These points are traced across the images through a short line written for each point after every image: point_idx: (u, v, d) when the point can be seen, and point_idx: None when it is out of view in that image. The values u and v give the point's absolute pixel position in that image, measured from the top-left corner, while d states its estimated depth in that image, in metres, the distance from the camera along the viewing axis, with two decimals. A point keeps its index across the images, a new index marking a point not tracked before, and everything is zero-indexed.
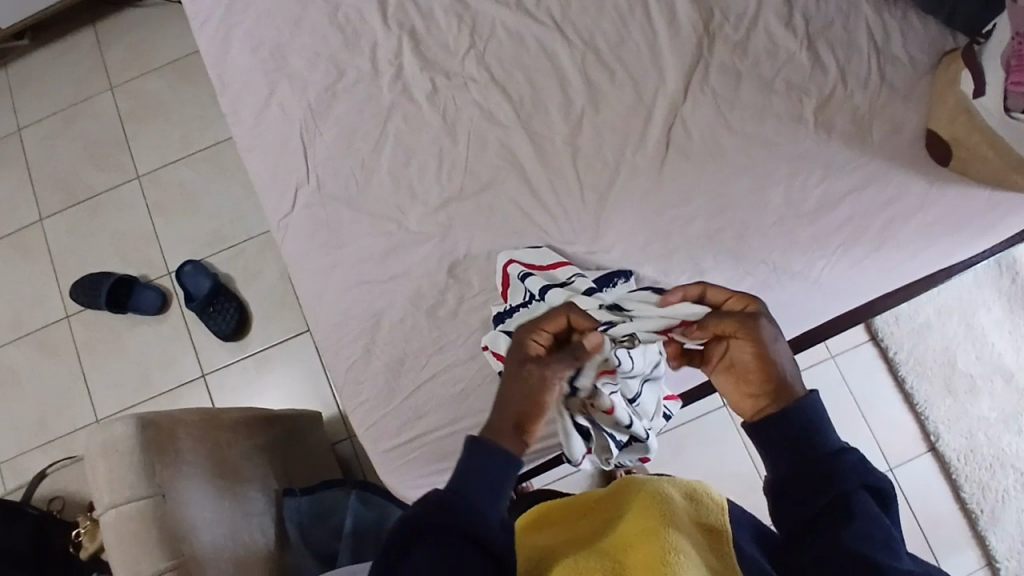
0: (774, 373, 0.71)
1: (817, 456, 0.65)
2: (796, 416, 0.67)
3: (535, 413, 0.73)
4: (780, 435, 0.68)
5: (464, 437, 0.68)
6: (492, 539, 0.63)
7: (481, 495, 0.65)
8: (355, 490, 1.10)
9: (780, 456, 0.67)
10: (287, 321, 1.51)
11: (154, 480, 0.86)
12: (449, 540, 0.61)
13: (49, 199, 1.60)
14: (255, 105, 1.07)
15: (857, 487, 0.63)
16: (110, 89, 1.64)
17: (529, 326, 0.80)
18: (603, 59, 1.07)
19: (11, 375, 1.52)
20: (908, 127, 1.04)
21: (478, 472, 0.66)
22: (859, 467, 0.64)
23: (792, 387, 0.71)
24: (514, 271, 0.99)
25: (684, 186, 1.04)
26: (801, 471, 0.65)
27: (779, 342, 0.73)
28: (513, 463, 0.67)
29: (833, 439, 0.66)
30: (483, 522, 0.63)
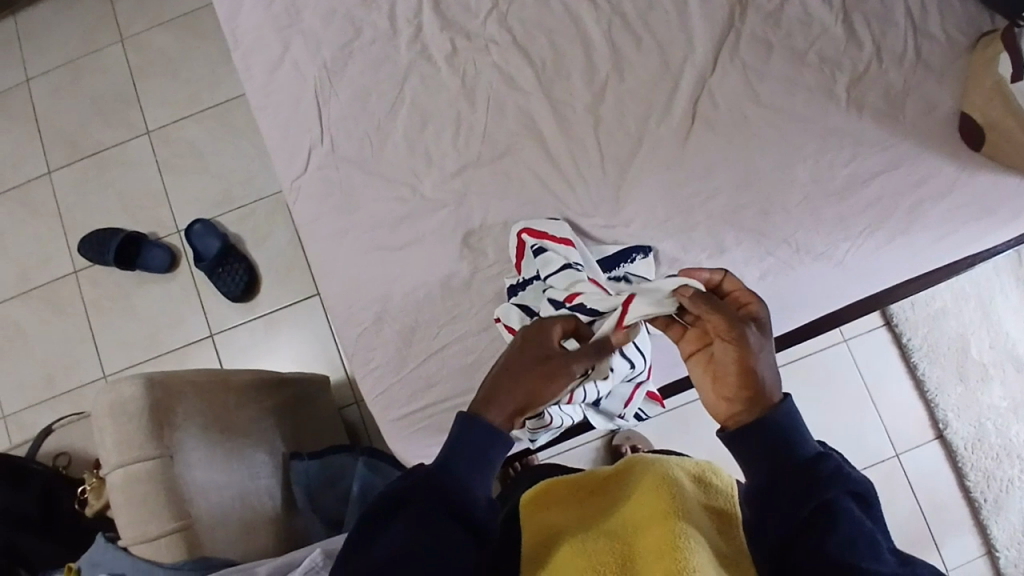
0: (757, 378, 0.66)
1: (794, 463, 0.63)
2: (772, 423, 0.64)
3: (536, 401, 0.71)
4: (755, 444, 0.64)
5: (459, 411, 0.68)
6: (475, 511, 0.65)
7: (468, 470, 0.66)
8: (363, 456, 1.09)
9: (756, 466, 0.64)
10: (297, 284, 1.49)
11: (162, 441, 0.86)
12: (432, 514, 0.63)
13: (57, 153, 1.58)
14: (269, 61, 1.04)
15: (840, 493, 0.61)
16: (119, 41, 1.60)
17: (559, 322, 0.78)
18: (629, 25, 1.03)
19: (18, 328, 1.52)
20: (940, 108, 1.01)
21: (467, 449, 0.66)
22: (837, 473, 0.62)
23: (770, 397, 0.67)
24: (529, 245, 0.97)
25: (707, 161, 1.01)
26: (779, 481, 0.63)
27: (765, 352, 0.68)
28: (501, 441, 0.68)
29: (810, 444, 0.64)
30: (468, 497, 0.65)
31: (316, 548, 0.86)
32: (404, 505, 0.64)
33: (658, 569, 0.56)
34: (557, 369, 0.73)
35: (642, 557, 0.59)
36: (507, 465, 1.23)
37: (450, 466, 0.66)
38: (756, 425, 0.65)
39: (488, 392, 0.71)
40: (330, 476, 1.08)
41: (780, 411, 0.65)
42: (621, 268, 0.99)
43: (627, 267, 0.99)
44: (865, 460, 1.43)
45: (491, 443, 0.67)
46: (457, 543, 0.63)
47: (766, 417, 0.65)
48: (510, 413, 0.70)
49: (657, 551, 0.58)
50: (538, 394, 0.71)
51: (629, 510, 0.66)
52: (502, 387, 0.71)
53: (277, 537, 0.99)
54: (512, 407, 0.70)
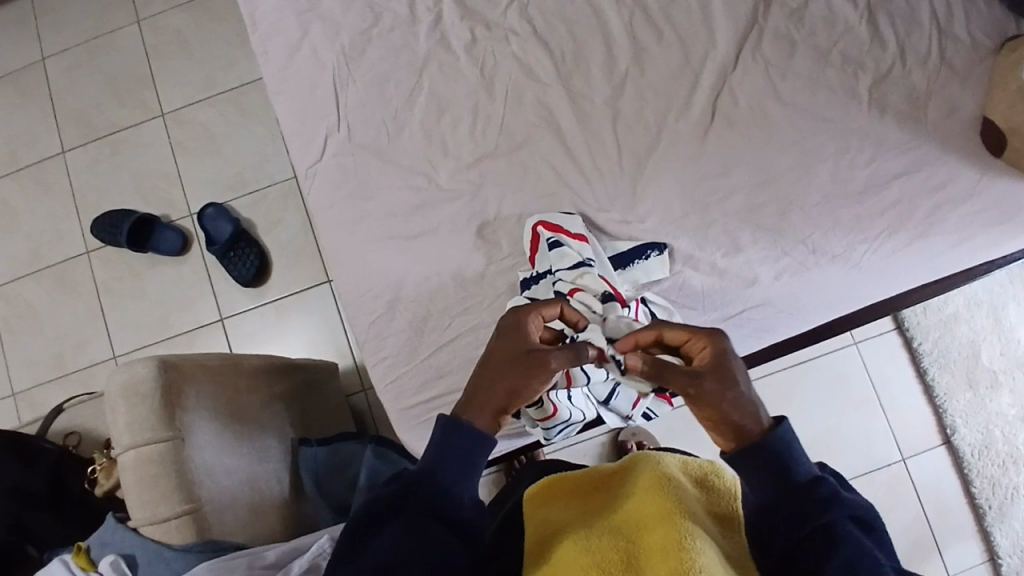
0: (732, 421, 0.63)
1: (792, 488, 0.62)
2: (771, 449, 0.62)
3: (517, 399, 0.68)
4: (754, 471, 0.63)
5: (439, 413, 0.66)
6: (462, 515, 0.65)
7: (454, 475, 0.65)
8: (371, 444, 1.10)
9: (757, 490, 0.63)
10: (307, 270, 1.49)
11: (174, 423, 0.86)
12: (417, 521, 0.63)
13: (72, 132, 1.58)
14: (287, 45, 1.03)
15: (838, 516, 0.61)
16: (135, 22, 1.60)
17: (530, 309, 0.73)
18: (651, 19, 1.02)
19: (29, 306, 1.52)
20: (963, 111, 1.00)
21: (452, 455, 0.65)
22: (835, 498, 0.62)
23: (757, 428, 0.63)
24: (544, 236, 0.97)
25: (725, 159, 1.00)
26: (778, 506, 0.63)
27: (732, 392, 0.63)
28: (486, 442, 0.66)
29: (807, 467, 0.63)
30: (452, 501, 0.64)
31: (324, 533, 0.86)
32: (390, 511, 0.64)
33: (664, 566, 0.55)
34: (534, 362, 0.67)
35: (646, 558, 0.58)
36: (512, 457, 1.22)
37: (435, 472, 0.65)
38: (756, 454, 0.62)
39: (467, 395, 0.68)
40: (337, 464, 1.08)
41: (775, 440, 0.62)
42: (632, 266, 0.99)
43: (639, 265, 0.98)
44: (872, 464, 1.43)
45: (475, 449, 0.66)
46: (444, 549, 0.63)
47: (761, 447, 0.62)
48: (492, 414, 0.67)
49: (662, 553, 0.57)
50: (516, 392, 0.67)
51: (635, 505, 0.66)
52: (479, 390, 0.68)
53: (283, 523, 1.00)
54: (491, 409, 0.67)
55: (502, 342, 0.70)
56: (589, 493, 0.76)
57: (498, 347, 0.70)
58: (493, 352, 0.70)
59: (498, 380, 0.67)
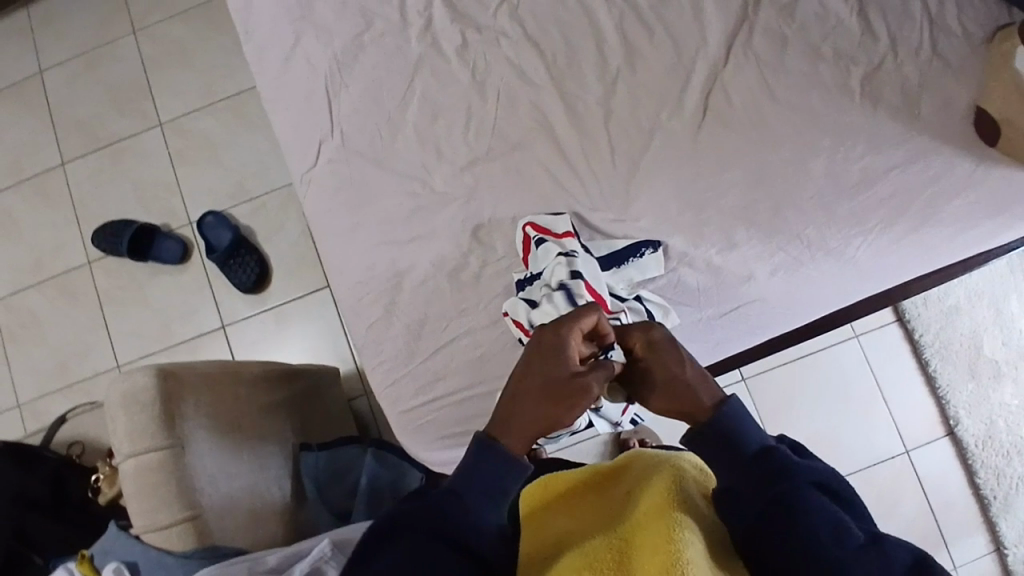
0: (678, 411, 0.68)
1: (744, 460, 0.63)
2: (719, 425, 0.64)
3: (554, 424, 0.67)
4: (707, 448, 0.65)
5: (473, 431, 0.66)
6: (480, 542, 0.62)
7: (477, 498, 0.63)
8: (371, 448, 1.13)
9: (716, 469, 0.64)
10: (307, 276, 1.50)
11: (174, 431, 0.87)
12: (431, 535, 0.61)
13: (71, 144, 1.59)
14: (281, 53, 1.04)
15: (796, 482, 0.60)
16: (133, 33, 1.61)
17: (573, 327, 0.70)
18: (642, 18, 1.03)
19: (32, 317, 1.54)
20: (957, 102, 1.00)
21: (478, 477, 0.64)
22: (789, 463, 0.62)
23: (700, 412, 0.66)
24: (533, 236, 0.98)
25: (719, 156, 1.01)
26: (735, 481, 0.63)
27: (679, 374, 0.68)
28: (521, 472, 0.65)
29: (756, 436, 0.64)
30: (473, 525, 0.62)
31: (324, 538, 0.87)
32: (407, 523, 0.62)
33: (652, 561, 0.55)
34: (576, 389, 0.66)
35: (636, 553, 0.58)
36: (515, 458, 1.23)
37: (458, 490, 0.64)
38: (707, 431, 0.65)
39: (501, 417, 0.67)
40: (338, 469, 1.12)
41: (719, 415, 0.65)
42: (628, 264, 0.99)
43: (633, 262, 0.99)
44: (875, 458, 1.43)
45: (502, 477, 0.64)
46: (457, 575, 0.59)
47: (705, 424, 0.65)
48: (527, 441, 0.67)
49: (649, 549, 0.57)
50: (556, 420, 0.66)
51: (631, 504, 0.66)
52: (515, 413, 0.67)
53: (286, 529, 1.00)
54: (526, 434, 0.66)
55: (542, 365, 0.68)
56: (586, 492, 0.76)
57: (534, 369, 0.68)
58: (531, 374, 0.68)
59: (535, 405, 0.66)
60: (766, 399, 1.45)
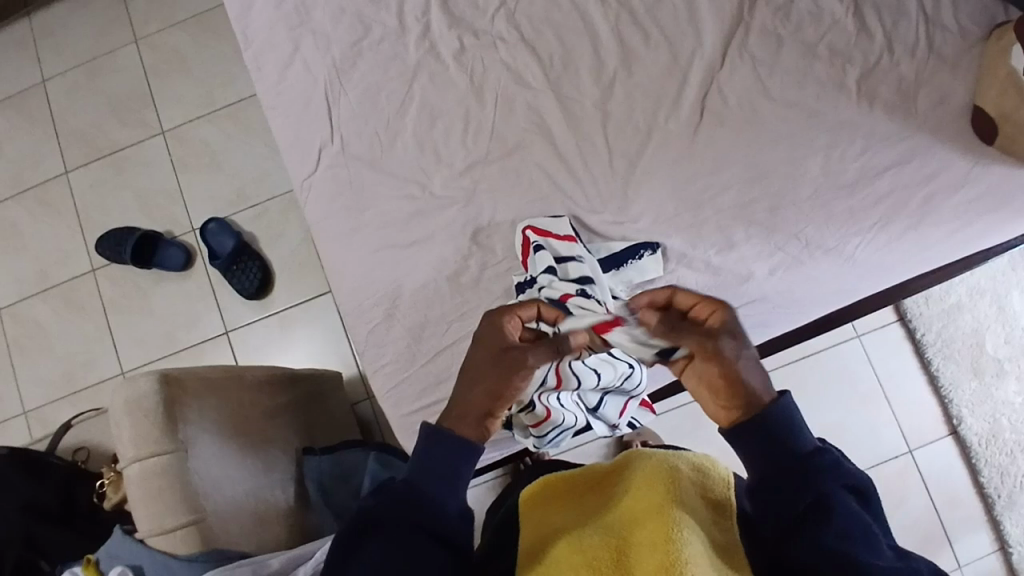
0: (739, 389, 0.67)
1: (794, 454, 0.64)
2: (773, 417, 0.65)
3: (502, 401, 0.71)
4: (755, 437, 0.65)
5: (422, 424, 0.69)
6: (450, 527, 0.65)
7: (437, 486, 0.67)
8: (374, 451, 1.12)
9: (759, 458, 0.65)
10: (309, 282, 1.51)
11: (178, 435, 0.87)
12: (402, 531, 0.63)
13: (74, 153, 1.60)
14: (278, 60, 1.05)
15: (836, 486, 0.62)
16: (133, 42, 1.62)
17: (503, 309, 0.76)
18: (638, 21, 1.03)
19: (37, 326, 1.55)
20: (953, 100, 1.00)
21: (435, 465, 0.68)
22: (835, 466, 0.64)
23: (760, 399, 0.67)
24: (532, 240, 0.97)
25: (717, 156, 1.01)
26: (780, 474, 0.64)
27: (746, 357, 0.68)
28: (473, 451, 0.69)
29: (810, 438, 0.65)
30: (440, 511, 0.65)
31: (328, 541, 0.87)
32: (374, 524, 0.64)
33: (653, 560, 0.56)
34: (513, 361, 0.71)
35: (637, 553, 0.58)
36: (516, 460, 1.23)
37: (417, 483, 0.66)
38: (760, 420, 0.65)
39: (452, 406, 0.71)
40: (343, 472, 1.09)
41: (781, 406, 0.65)
42: (625, 266, 0.99)
43: (631, 265, 0.99)
44: (877, 457, 1.43)
45: (459, 459, 0.68)
46: (434, 562, 0.63)
47: (770, 412, 0.65)
48: (479, 420, 0.70)
49: (652, 548, 0.57)
50: (500, 394, 0.71)
51: (629, 502, 0.67)
52: (463, 399, 0.71)
53: (290, 532, 1.01)
54: (475, 417, 0.70)
55: (481, 348, 0.74)
56: (587, 491, 0.77)
57: (477, 355, 0.73)
58: (473, 359, 0.73)
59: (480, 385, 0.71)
60: None
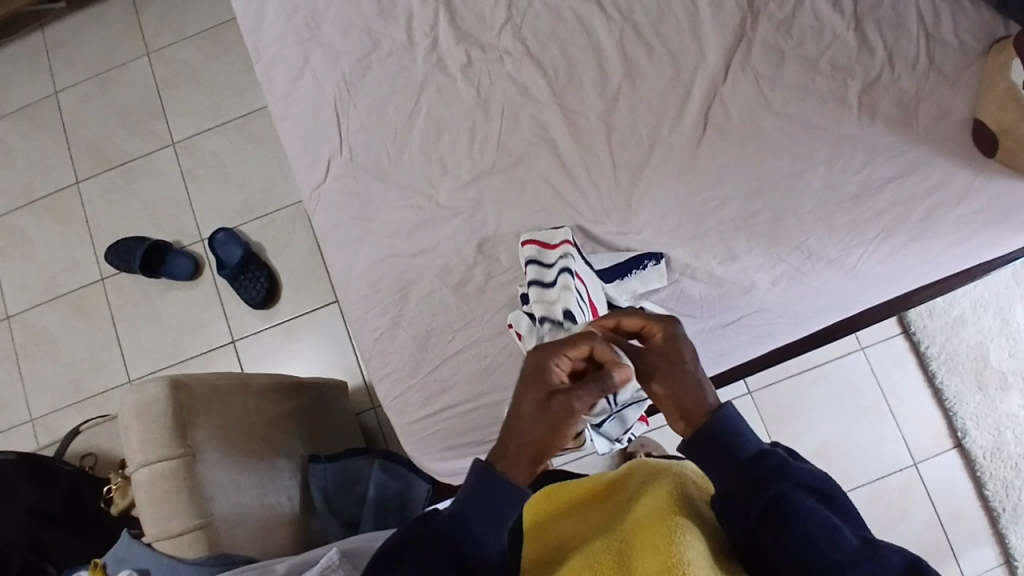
0: (681, 402, 0.68)
1: (742, 463, 0.64)
2: (716, 428, 0.66)
3: (552, 448, 0.69)
4: (701, 454, 0.66)
5: (474, 461, 0.66)
6: (485, 566, 0.64)
7: (481, 524, 0.65)
8: (378, 460, 1.13)
9: (714, 477, 0.65)
10: (317, 291, 1.52)
11: (186, 440, 0.88)
12: (438, 563, 0.62)
13: (85, 163, 1.62)
14: (289, 73, 1.07)
15: (790, 485, 0.62)
16: (145, 55, 1.65)
17: (552, 347, 0.71)
18: (642, 36, 1.05)
19: (45, 333, 1.56)
20: (953, 115, 1.01)
21: (482, 501, 0.65)
22: (783, 466, 0.63)
23: (703, 409, 0.67)
24: (530, 253, 0.99)
25: (720, 168, 1.02)
26: (731, 486, 0.63)
27: (687, 370, 0.70)
28: (522, 497, 0.66)
29: (753, 441, 0.65)
30: (478, 552, 0.64)
31: (333, 546, 0.87)
32: (412, 549, 0.63)
33: (654, 561, 0.56)
34: (562, 412, 0.68)
35: (638, 555, 0.59)
36: None
37: (463, 517, 0.65)
38: (704, 433, 0.66)
39: (499, 447, 0.69)
40: (348, 480, 1.13)
41: (720, 415, 0.66)
42: (630, 275, 1.00)
43: (636, 274, 1.00)
44: (882, 470, 1.43)
45: (506, 502, 0.66)
46: None
47: (709, 423, 0.66)
48: (528, 467, 0.68)
49: (653, 551, 0.57)
50: (549, 445, 0.69)
51: (633, 510, 0.67)
52: (513, 441, 0.69)
53: (295, 540, 1.02)
54: (527, 462, 0.68)
55: (522, 391, 0.70)
56: (589, 503, 0.77)
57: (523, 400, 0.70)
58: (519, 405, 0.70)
59: (529, 433, 0.68)
60: (772, 412, 1.45)
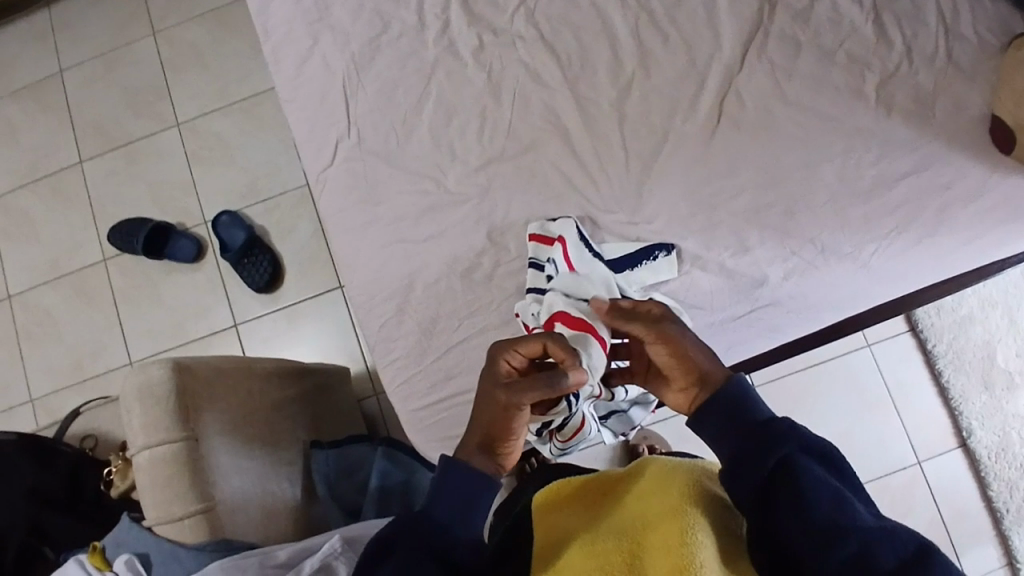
0: (694, 367, 0.70)
1: (750, 426, 0.64)
2: (727, 394, 0.67)
3: (506, 438, 0.70)
4: (713, 419, 0.67)
5: (441, 456, 0.68)
6: (459, 554, 0.65)
7: (450, 514, 0.66)
8: (382, 447, 1.10)
9: (722, 439, 0.65)
10: (319, 276, 1.51)
11: (188, 424, 0.87)
12: (414, 558, 0.63)
13: (89, 142, 1.61)
14: (298, 55, 1.06)
15: (798, 451, 0.62)
16: (151, 35, 1.63)
17: (506, 343, 0.72)
18: (657, 23, 1.03)
19: (46, 313, 1.55)
20: (971, 110, 1.00)
21: (450, 493, 0.67)
22: (792, 430, 0.63)
23: (714, 373, 0.69)
24: (534, 253, 0.99)
25: (733, 159, 1.01)
26: (739, 450, 0.64)
27: (692, 336, 0.72)
28: (488, 486, 0.68)
29: (766, 408, 0.66)
30: (449, 539, 0.65)
31: (335, 534, 0.86)
32: (390, 549, 0.64)
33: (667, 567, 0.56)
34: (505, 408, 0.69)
35: (649, 556, 0.60)
36: (523, 463, 1.20)
37: (433, 510, 0.66)
38: (715, 401, 0.67)
39: (465, 440, 0.71)
40: (349, 466, 1.10)
41: (732, 383, 0.67)
42: (641, 267, 0.99)
43: (647, 265, 0.98)
44: (886, 467, 1.42)
45: (480, 499, 0.67)
46: None
47: (720, 390, 0.67)
48: (488, 457, 0.70)
49: (664, 551, 0.58)
50: (499, 437, 0.70)
51: (643, 507, 0.67)
52: (472, 435, 0.71)
53: (296, 526, 1.01)
54: (485, 455, 0.70)
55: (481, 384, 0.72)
56: (602, 497, 0.78)
57: (482, 393, 0.71)
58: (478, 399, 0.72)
59: (481, 426, 0.70)
60: (776, 407, 1.44)
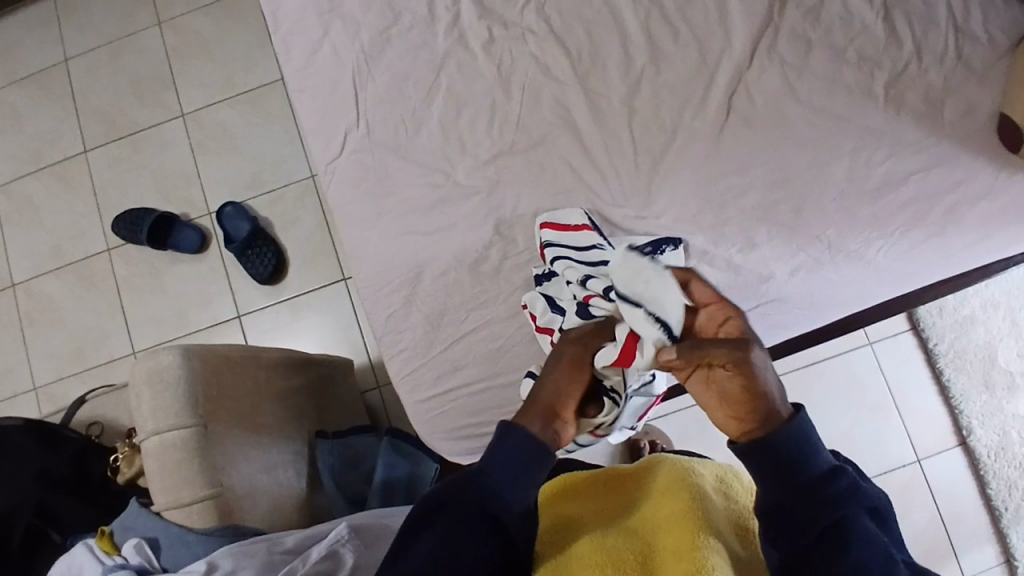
0: (764, 408, 0.66)
1: (812, 478, 0.64)
2: (789, 443, 0.64)
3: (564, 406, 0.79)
4: (771, 461, 0.65)
5: (501, 419, 0.72)
6: (508, 511, 0.68)
7: (505, 479, 0.69)
8: (386, 437, 1.10)
9: (775, 484, 0.65)
10: (324, 268, 1.51)
11: (197, 410, 0.88)
12: (468, 516, 0.66)
13: (94, 131, 1.61)
14: (308, 46, 1.06)
15: (854, 509, 0.63)
16: (157, 25, 1.63)
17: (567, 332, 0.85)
18: (667, 19, 1.03)
19: (49, 302, 1.55)
20: (980, 111, 1.00)
21: (507, 455, 0.70)
22: (853, 487, 0.64)
23: (779, 413, 0.66)
24: (545, 241, 0.98)
25: (742, 155, 1.01)
26: (798, 500, 0.64)
27: (768, 367, 0.67)
28: (547, 451, 0.72)
29: (825, 457, 0.65)
30: (503, 500, 0.68)
31: (343, 522, 0.86)
32: (441, 506, 0.68)
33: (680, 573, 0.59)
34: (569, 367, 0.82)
35: (660, 553, 0.64)
36: None
37: (489, 471, 0.69)
38: (776, 445, 0.65)
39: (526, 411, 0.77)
40: (352, 457, 1.09)
41: (800, 428, 0.65)
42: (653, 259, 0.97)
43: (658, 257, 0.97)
44: (885, 466, 1.42)
45: (536, 462, 0.71)
46: (485, 542, 0.66)
47: (788, 436, 0.64)
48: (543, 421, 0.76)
49: (677, 551, 0.62)
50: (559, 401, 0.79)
51: (659, 511, 0.70)
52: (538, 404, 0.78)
53: (301, 515, 1.01)
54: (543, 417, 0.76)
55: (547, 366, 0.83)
56: (606, 490, 0.81)
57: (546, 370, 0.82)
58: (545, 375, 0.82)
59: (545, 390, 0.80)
60: None
